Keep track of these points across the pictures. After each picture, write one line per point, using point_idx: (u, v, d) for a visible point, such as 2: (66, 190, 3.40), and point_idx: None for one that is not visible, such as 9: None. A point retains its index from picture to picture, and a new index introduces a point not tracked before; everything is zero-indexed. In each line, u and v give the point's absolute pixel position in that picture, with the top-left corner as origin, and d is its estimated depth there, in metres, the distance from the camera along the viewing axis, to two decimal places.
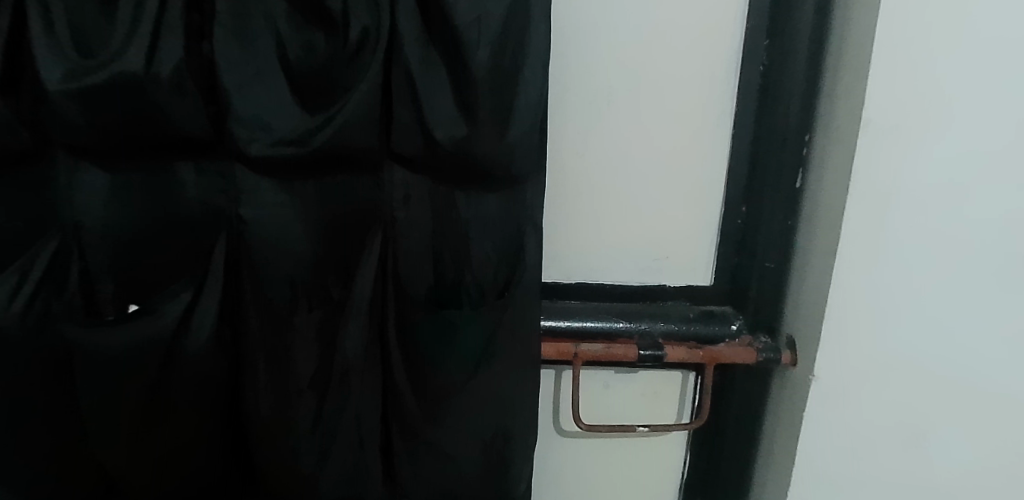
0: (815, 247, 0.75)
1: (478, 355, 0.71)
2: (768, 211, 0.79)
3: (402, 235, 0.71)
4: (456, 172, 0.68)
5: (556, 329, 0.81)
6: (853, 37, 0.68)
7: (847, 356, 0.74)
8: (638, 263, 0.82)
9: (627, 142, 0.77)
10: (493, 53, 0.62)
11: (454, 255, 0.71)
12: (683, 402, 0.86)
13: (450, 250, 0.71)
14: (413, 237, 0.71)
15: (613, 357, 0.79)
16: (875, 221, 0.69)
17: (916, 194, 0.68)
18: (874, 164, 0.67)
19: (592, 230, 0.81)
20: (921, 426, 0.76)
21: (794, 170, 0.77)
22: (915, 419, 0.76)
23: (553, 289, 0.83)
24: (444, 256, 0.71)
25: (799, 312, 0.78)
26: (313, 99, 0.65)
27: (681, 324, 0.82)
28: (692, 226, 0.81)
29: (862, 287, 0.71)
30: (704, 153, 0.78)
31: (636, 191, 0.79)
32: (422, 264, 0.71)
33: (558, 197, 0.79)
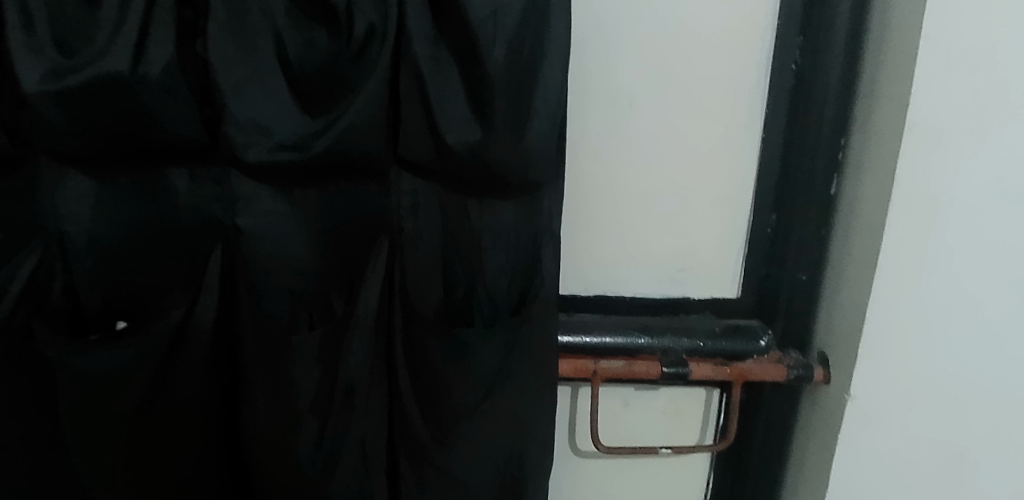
0: (852, 258, 0.70)
1: (494, 377, 0.66)
2: (800, 220, 0.74)
3: (412, 245, 0.66)
4: (469, 179, 0.63)
5: (571, 344, 0.75)
6: (897, 34, 0.63)
7: (887, 374, 0.69)
8: (660, 275, 0.77)
9: (650, 146, 0.72)
10: (510, 51, 0.57)
11: (467, 266, 0.66)
12: (706, 422, 0.82)
13: (461, 261, 0.66)
14: (422, 244, 0.66)
15: (634, 375, 0.74)
16: (920, 231, 0.64)
17: (965, 201, 0.63)
18: (919, 170, 0.62)
19: (612, 239, 0.76)
20: (965, 447, 0.71)
21: (828, 176, 0.72)
22: (959, 439, 0.71)
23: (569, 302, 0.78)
24: (456, 266, 0.66)
25: (834, 327, 0.73)
26: (315, 102, 0.60)
27: (705, 341, 0.76)
28: (719, 235, 0.76)
29: (905, 301, 0.67)
30: (734, 157, 0.73)
31: (660, 198, 0.74)
32: (432, 274, 0.67)
33: (576, 204, 0.74)
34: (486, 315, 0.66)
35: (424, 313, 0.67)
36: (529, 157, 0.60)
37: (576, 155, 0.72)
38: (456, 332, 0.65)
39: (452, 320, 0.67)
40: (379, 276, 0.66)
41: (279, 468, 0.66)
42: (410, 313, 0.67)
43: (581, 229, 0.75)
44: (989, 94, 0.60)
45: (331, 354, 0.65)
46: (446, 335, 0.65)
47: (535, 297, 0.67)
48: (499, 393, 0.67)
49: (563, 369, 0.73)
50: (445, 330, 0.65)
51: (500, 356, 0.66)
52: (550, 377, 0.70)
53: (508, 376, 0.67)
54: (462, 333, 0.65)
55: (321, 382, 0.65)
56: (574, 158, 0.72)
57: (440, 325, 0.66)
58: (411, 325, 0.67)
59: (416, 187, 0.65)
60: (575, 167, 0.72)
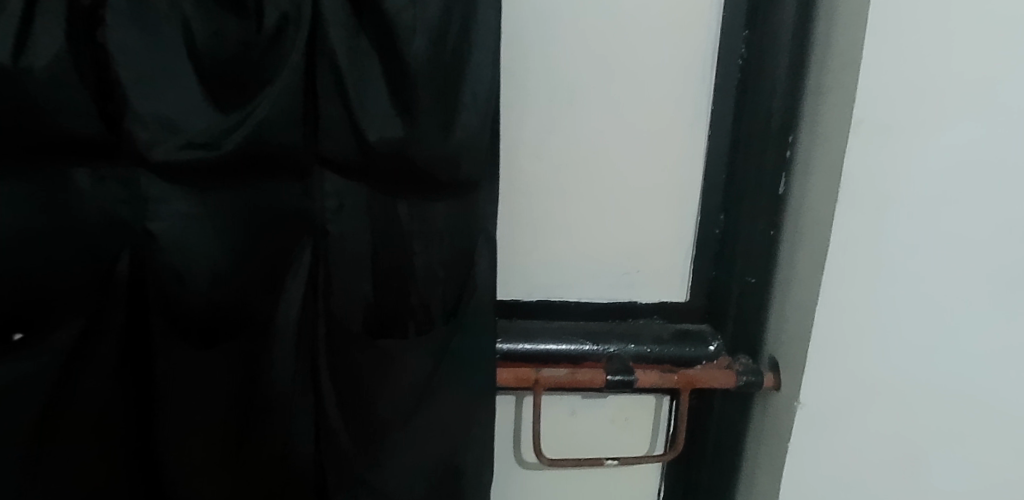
0: (801, 259, 0.68)
1: (426, 387, 0.64)
2: (749, 220, 0.72)
3: (343, 248, 0.62)
4: (397, 178, 0.60)
5: (514, 351, 0.71)
6: (841, 27, 0.60)
7: (835, 379, 0.67)
8: (607, 278, 0.74)
9: (592, 145, 0.69)
10: (433, 43, 0.54)
11: (398, 274, 0.63)
12: (656, 430, 0.79)
13: (392, 265, 0.63)
14: (352, 247, 0.62)
15: (579, 383, 0.70)
16: (867, 231, 0.62)
17: (913, 200, 0.61)
18: (866, 168, 0.60)
19: (554, 242, 0.72)
20: (917, 453, 0.69)
21: (776, 175, 0.70)
22: (912, 443, 0.69)
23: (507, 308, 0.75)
24: (389, 273, 0.63)
25: (784, 330, 0.71)
26: (225, 95, 0.56)
27: (653, 346, 0.73)
28: (666, 236, 0.73)
29: (853, 305, 0.65)
30: (681, 154, 0.71)
31: (604, 198, 0.71)
32: (360, 280, 0.63)
33: (515, 205, 0.71)
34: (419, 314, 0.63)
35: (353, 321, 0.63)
36: (461, 156, 0.57)
37: (515, 153, 0.69)
38: (385, 346, 0.62)
39: (381, 328, 0.63)
40: (302, 284, 0.62)
41: (197, 482, 0.63)
42: (330, 324, 0.63)
43: (521, 230, 0.72)
44: (935, 90, 0.58)
45: (249, 361, 0.62)
46: (374, 348, 0.62)
47: (468, 303, 0.64)
48: (431, 404, 0.64)
49: (504, 379, 0.70)
50: (371, 346, 0.62)
51: (433, 366, 0.64)
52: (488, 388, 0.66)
53: (440, 385, 0.65)
54: (390, 346, 0.62)
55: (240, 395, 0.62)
56: (511, 157, 0.69)
57: (366, 337, 0.63)
58: (333, 336, 0.63)
59: (338, 187, 0.61)
60: (512, 165, 0.69)
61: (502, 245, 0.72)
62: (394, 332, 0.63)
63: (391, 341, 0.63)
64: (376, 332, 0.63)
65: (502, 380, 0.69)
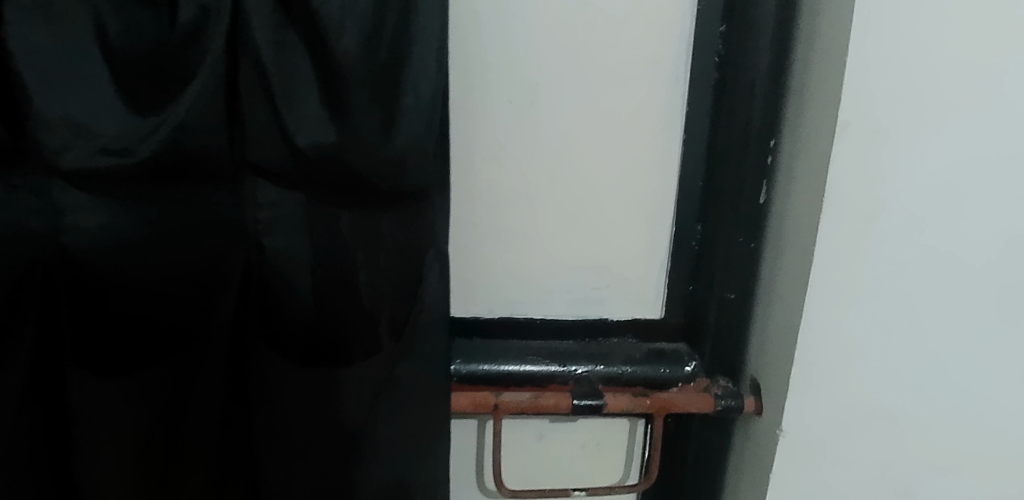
0: (783, 274, 0.62)
1: (368, 418, 0.59)
2: (728, 231, 0.66)
3: (291, 275, 0.56)
4: (335, 188, 0.54)
5: (472, 372, 0.66)
6: (826, 22, 0.55)
7: (820, 407, 0.62)
8: (574, 294, 0.69)
9: (555, 150, 0.64)
10: (366, 39, 0.49)
11: (345, 303, 0.57)
12: (631, 456, 0.74)
13: (341, 290, 0.56)
14: (297, 272, 0.56)
15: (543, 409, 0.65)
16: (853, 246, 0.57)
17: (904, 211, 0.56)
18: (853, 175, 0.55)
19: (514, 254, 0.67)
20: (906, 483, 0.64)
21: (756, 183, 0.64)
22: (902, 473, 0.64)
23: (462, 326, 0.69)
24: (337, 301, 0.57)
25: (765, 350, 0.66)
26: (143, 95, 0.50)
27: (625, 367, 0.68)
28: (637, 249, 0.68)
29: (838, 326, 0.59)
30: (652, 160, 0.65)
31: (569, 207, 0.66)
32: (304, 308, 0.57)
33: (470, 215, 0.65)
34: (366, 343, 0.57)
35: (294, 354, 0.57)
36: (407, 161, 0.52)
37: (470, 158, 0.63)
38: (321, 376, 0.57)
39: (324, 361, 0.57)
40: (233, 304, 0.57)
41: None
42: (263, 351, 0.58)
43: (478, 242, 0.66)
44: (929, 90, 0.52)
45: (175, 381, 0.58)
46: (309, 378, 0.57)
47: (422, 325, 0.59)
48: (372, 432, 0.59)
49: (461, 404, 0.64)
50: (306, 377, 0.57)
51: (377, 392, 0.59)
52: (441, 413, 0.62)
53: (382, 413, 0.59)
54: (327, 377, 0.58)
55: (164, 420, 0.58)
56: (463, 162, 0.63)
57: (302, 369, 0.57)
58: (267, 366, 0.58)
59: (268, 198, 0.55)
60: (464, 171, 0.64)
61: (455, 257, 0.67)
62: (335, 365, 0.57)
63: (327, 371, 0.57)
64: (318, 365, 0.57)
65: (458, 405, 0.64)
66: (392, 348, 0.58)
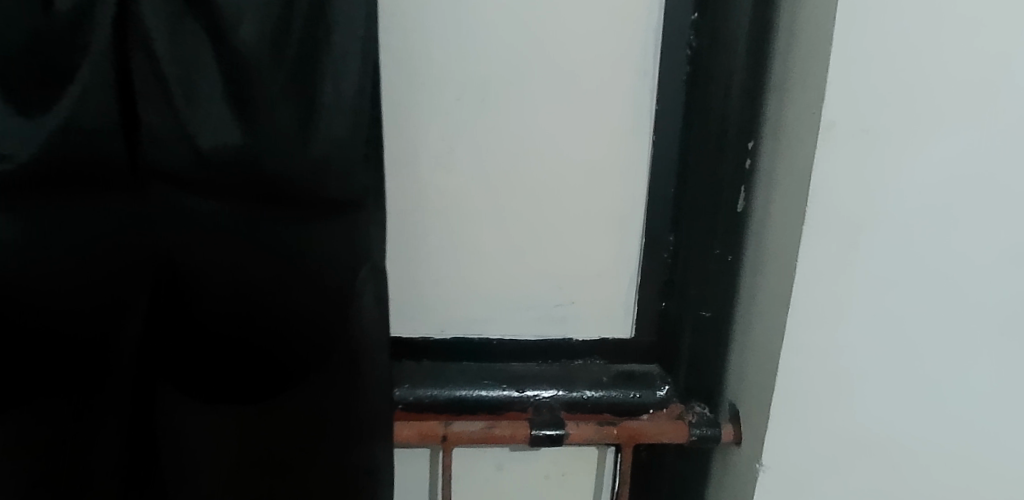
0: (765, 291, 0.56)
1: (299, 457, 0.53)
2: (702, 243, 0.60)
3: (205, 300, 0.49)
4: (253, 196, 0.47)
5: (421, 401, 0.60)
6: (809, 8, 0.48)
7: (804, 438, 0.56)
8: (534, 311, 0.62)
9: (508, 156, 0.57)
10: (277, 28, 0.43)
11: (268, 331, 0.50)
12: (600, 486, 0.68)
13: (263, 317, 0.50)
14: (210, 297, 0.49)
15: (498, 440, 0.58)
16: (839, 261, 0.50)
17: (898, 222, 0.49)
18: (840, 183, 0.48)
19: (465, 269, 0.60)
20: None
21: (735, 189, 0.58)
22: None
23: (402, 348, 0.62)
24: (261, 329, 0.50)
25: (746, 374, 0.59)
26: (24, 87, 0.42)
27: (589, 392, 0.62)
28: (603, 263, 0.62)
29: (824, 350, 0.53)
30: (619, 167, 0.59)
31: (529, 215, 0.59)
32: (220, 338, 0.50)
33: (410, 225, 0.58)
34: (294, 373, 0.52)
35: (211, 387, 0.51)
36: (333, 168, 0.47)
37: (411, 162, 0.56)
38: (243, 410, 0.52)
39: (247, 393, 0.52)
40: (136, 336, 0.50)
41: None
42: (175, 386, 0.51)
43: (420, 255, 0.59)
44: (922, 86, 0.46)
45: (72, 407, 0.49)
46: (231, 413, 0.52)
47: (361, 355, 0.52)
48: (305, 470, 0.53)
49: (406, 435, 0.58)
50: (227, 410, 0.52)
51: (308, 427, 0.53)
52: (385, 455, 0.54)
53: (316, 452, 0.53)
54: (250, 411, 0.52)
55: (54, 464, 0.50)
56: (395, 167, 0.56)
57: (223, 402, 0.52)
58: (179, 402, 0.51)
59: (174, 210, 0.48)
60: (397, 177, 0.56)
61: (393, 272, 0.60)
62: (260, 397, 0.52)
63: (251, 404, 0.52)
64: (240, 398, 0.52)
65: (403, 436, 0.57)
66: (325, 380, 0.52)
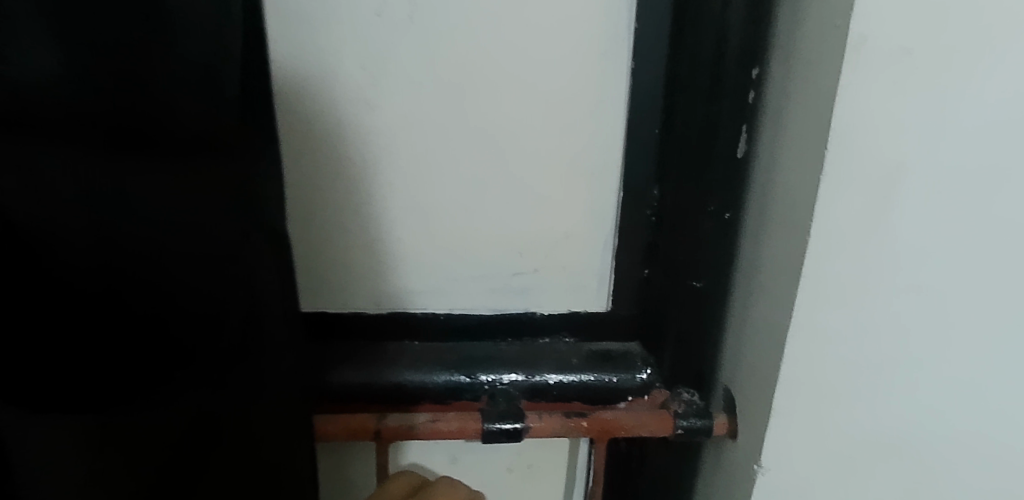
0: (769, 259, 0.45)
1: (208, 449, 0.42)
2: (693, 198, 0.49)
3: (52, 272, 0.35)
4: (95, 122, 0.34)
5: (346, 388, 0.49)
6: None
7: (813, 435, 0.46)
8: (490, 282, 0.52)
9: (449, 88, 0.45)
10: None
11: (156, 298, 0.38)
12: (571, 480, 0.59)
13: (141, 284, 0.37)
14: (71, 258, 0.36)
15: (442, 436, 0.48)
16: (864, 222, 0.39)
17: (944, 171, 0.38)
18: (869, 120, 0.37)
19: (397, 232, 0.49)
20: None
21: (734, 129, 0.47)
22: None
23: (317, 324, 0.51)
24: (137, 298, 0.37)
25: (744, 357, 0.49)
26: None
27: (556, 377, 0.52)
28: (573, 222, 0.51)
29: (840, 331, 0.42)
30: (594, 100, 0.47)
31: (480, 164, 0.48)
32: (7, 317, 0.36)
33: (322, 180, 0.47)
34: (198, 354, 0.40)
35: (58, 383, 0.38)
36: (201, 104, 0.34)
37: (323, 99, 0.45)
38: (133, 398, 0.40)
39: (136, 378, 0.39)
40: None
41: None
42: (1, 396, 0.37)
43: (341, 215, 0.48)
44: None
45: None
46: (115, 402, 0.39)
47: (260, 325, 0.40)
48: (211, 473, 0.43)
49: (330, 431, 0.48)
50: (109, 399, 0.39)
51: (212, 420, 0.42)
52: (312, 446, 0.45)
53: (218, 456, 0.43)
54: (141, 398, 0.40)
55: None
56: (296, 105, 0.45)
57: (102, 390, 0.39)
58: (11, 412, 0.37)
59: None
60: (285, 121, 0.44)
61: (298, 236, 0.49)
62: (155, 381, 0.40)
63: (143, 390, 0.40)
64: (127, 384, 0.39)
65: (328, 432, 0.48)
66: (231, 359, 0.40)
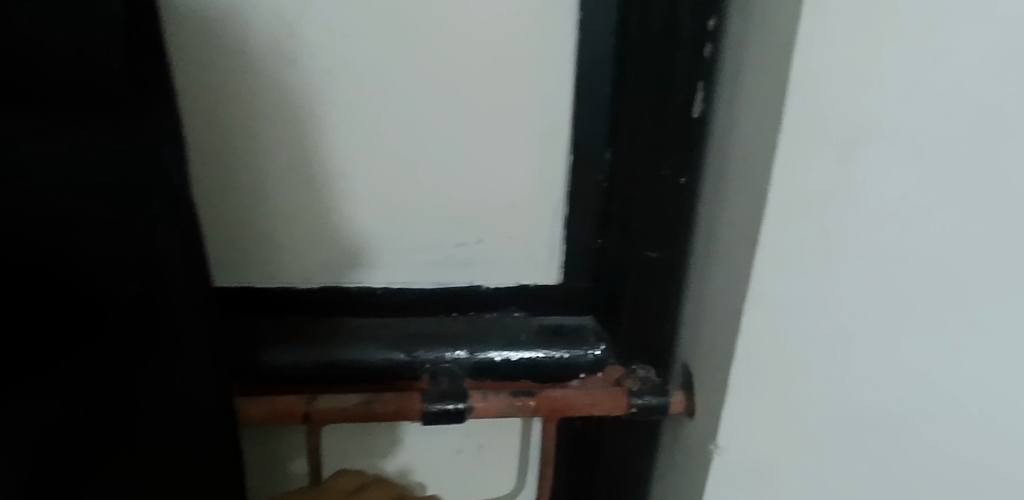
0: (727, 225, 0.42)
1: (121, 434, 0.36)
2: (648, 162, 0.45)
3: None
4: None
5: (274, 367, 0.47)
6: None
7: (771, 412, 0.43)
8: (433, 253, 0.48)
9: (373, 40, 0.41)
10: None
11: (47, 257, 0.30)
12: (526, 461, 0.56)
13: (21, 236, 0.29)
14: None
15: (378, 419, 0.46)
16: (826, 183, 0.36)
17: (915, 128, 0.35)
18: (831, 72, 0.33)
19: (326, 200, 0.46)
20: None
21: (690, 86, 0.43)
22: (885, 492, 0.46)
23: (231, 300, 0.48)
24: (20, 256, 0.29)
25: (703, 332, 0.46)
26: None
27: (502, 354, 0.49)
28: (521, 187, 0.47)
29: (800, 302, 0.40)
30: (542, 53, 0.43)
31: (417, 125, 0.44)
32: None
33: (245, 142, 0.43)
34: (106, 325, 0.32)
35: None
36: (65, 48, 0.27)
37: (234, 53, 0.40)
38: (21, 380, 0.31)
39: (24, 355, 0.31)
40: None
41: None
42: None
43: (267, 181, 0.44)
44: None
45: None
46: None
47: (160, 308, 0.33)
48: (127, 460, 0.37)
49: (255, 414, 0.45)
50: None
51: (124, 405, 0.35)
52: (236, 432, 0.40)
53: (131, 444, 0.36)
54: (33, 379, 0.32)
55: None
56: (198, 61, 0.40)
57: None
58: None
59: None
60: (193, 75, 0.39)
61: (221, 204, 0.45)
62: (52, 359, 0.32)
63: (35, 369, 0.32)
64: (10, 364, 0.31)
65: (251, 416, 0.45)
66: (146, 332, 0.34)
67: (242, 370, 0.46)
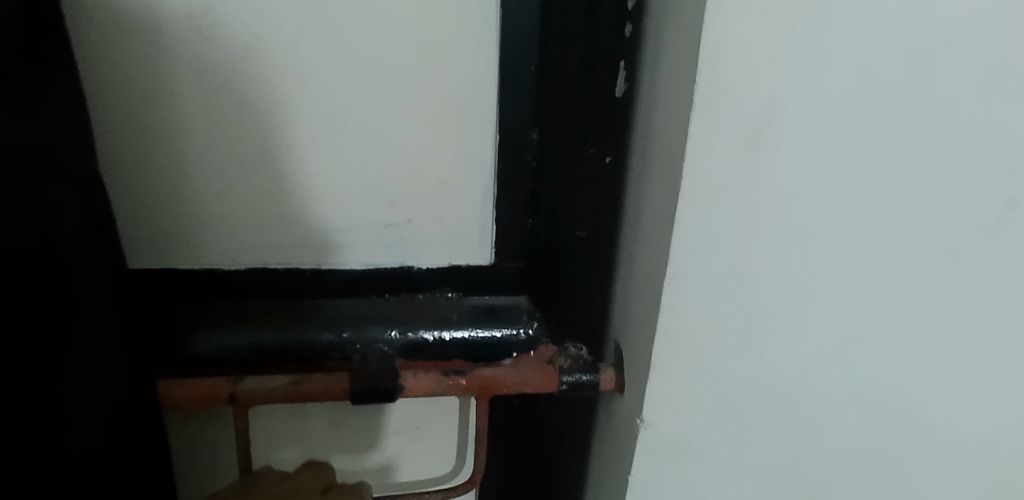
0: (649, 203, 0.43)
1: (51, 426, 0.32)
2: (574, 142, 0.47)
3: None
4: None
5: (200, 352, 0.46)
6: None
7: (695, 386, 0.44)
8: (362, 234, 0.48)
9: (288, 17, 0.41)
10: None
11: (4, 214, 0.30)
12: (461, 442, 0.57)
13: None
14: None
15: (307, 399, 0.46)
16: (740, 162, 0.37)
17: (821, 106, 0.36)
18: (738, 50, 0.34)
19: (251, 181, 0.45)
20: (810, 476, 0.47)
21: (612, 67, 0.44)
22: (808, 463, 0.47)
23: (150, 282, 0.47)
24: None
25: (630, 309, 0.47)
26: None
27: (434, 333, 0.49)
28: (448, 169, 0.47)
29: (719, 279, 0.40)
30: (464, 33, 0.43)
31: (343, 105, 0.44)
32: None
33: (167, 122, 0.43)
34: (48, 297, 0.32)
35: None
36: None
37: (153, 30, 0.40)
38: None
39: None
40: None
41: None
42: None
43: (189, 161, 0.44)
44: None
45: None
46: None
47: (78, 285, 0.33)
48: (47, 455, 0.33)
49: (179, 397, 0.45)
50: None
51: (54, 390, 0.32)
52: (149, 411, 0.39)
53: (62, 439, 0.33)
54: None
55: None
56: (118, 38, 0.40)
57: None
58: None
59: None
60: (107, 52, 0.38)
61: (143, 186, 0.44)
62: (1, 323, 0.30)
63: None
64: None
65: (177, 398, 0.44)
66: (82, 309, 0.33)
67: (166, 354, 0.46)
